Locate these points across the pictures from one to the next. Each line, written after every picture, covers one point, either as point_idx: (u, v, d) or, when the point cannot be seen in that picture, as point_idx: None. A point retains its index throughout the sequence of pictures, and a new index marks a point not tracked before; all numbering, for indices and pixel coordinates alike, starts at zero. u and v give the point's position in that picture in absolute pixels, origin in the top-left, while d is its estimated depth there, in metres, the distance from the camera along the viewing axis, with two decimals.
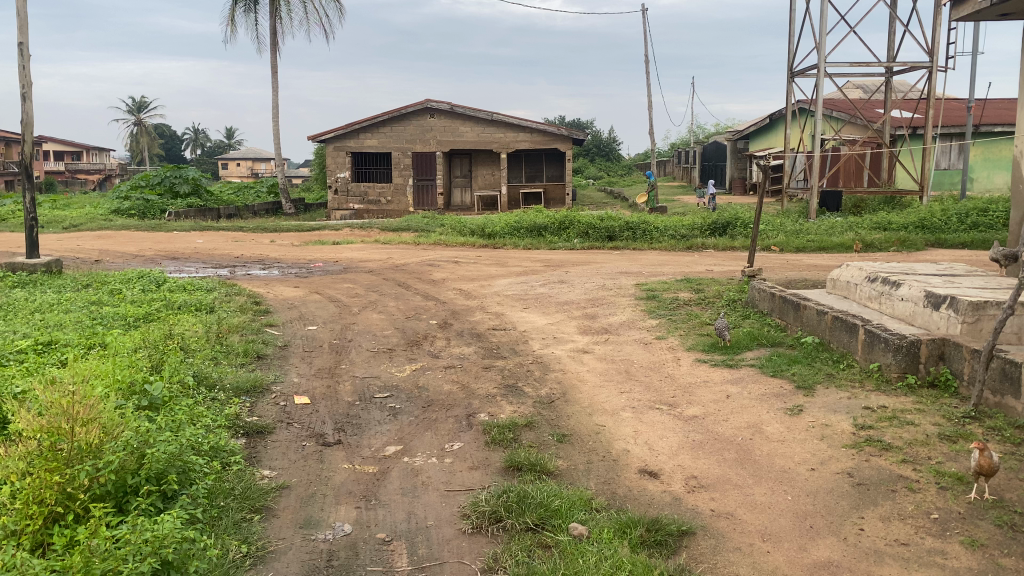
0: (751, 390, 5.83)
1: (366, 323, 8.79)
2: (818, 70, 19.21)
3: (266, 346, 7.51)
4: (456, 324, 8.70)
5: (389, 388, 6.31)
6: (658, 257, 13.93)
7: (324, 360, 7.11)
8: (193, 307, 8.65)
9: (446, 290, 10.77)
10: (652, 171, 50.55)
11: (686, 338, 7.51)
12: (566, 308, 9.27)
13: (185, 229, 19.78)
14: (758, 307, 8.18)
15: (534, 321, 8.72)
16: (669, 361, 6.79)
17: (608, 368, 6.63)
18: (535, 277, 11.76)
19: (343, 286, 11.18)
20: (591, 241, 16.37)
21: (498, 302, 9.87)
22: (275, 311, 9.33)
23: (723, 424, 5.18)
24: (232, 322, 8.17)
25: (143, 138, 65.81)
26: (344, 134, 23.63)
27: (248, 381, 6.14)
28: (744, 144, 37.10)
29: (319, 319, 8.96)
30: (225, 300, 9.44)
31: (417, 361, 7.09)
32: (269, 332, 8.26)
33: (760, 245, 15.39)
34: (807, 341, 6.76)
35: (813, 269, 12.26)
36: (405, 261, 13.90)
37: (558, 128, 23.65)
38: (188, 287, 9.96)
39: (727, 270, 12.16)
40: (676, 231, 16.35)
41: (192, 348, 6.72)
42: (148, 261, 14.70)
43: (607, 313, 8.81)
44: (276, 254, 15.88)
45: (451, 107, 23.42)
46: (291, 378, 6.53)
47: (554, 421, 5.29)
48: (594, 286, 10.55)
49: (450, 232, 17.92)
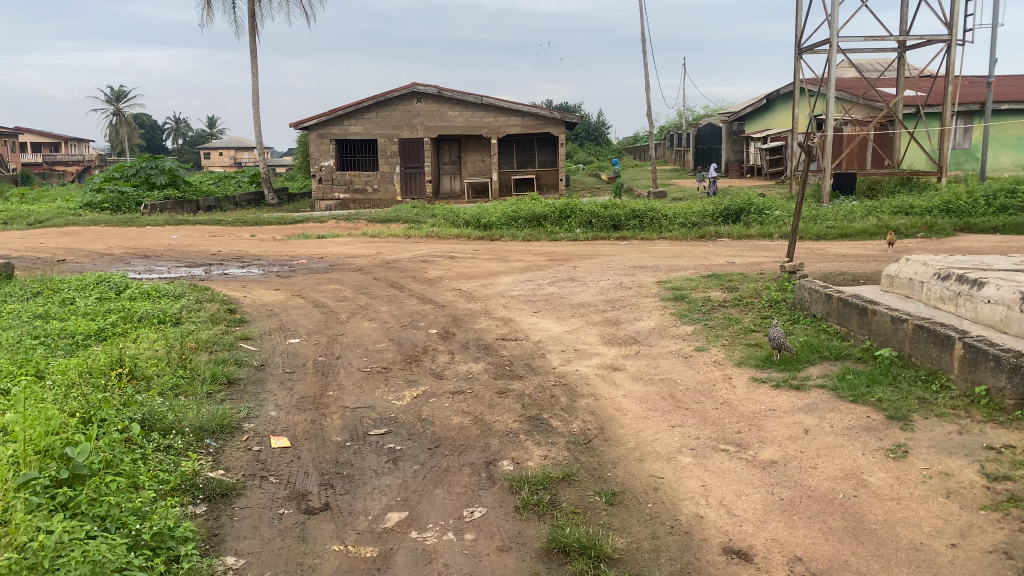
0: (832, 422, 4.76)
1: (356, 333, 7.65)
2: (830, 45, 18.13)
3: (239, 368, 6.38)
4: (459, 334, 7.57)
5: (386, 423, 5.20)
6: (670, 248, 12.84)
7: (307, 385, 5.98)
8: (155, 319, 7.50)
9: (445, 292, 9.63)
10: (618, 159, 46.53)
11: (733, 350, 6.43)
12: (582, 312, 8.15)
13: (161, 224, 18.56)
14: (809, 311, 7.10)
15: (549, 329, 7.60)
16: (720, 381, 5.71)
17: (648, 392, 5.54)
18: (541, 274, 10.62)
19: (328, 288, 10.04)
20: (595, 231, 15.25)
21: (504, 306, 8.74)
22: (252, 322, 8.17)
23: (812, 474, 4.10)
24: (199, 338, 7.03)
25: (123, 128, 64.29)
26: (328, 120, 22.30)
27: (214, 419, 5.03)
28: (740, 125, 35.67)
29: (302, 330, 7.82)
30: (194, 307, 8.28)
31: (418, 384, 5.97)
32: (243, 347, 7.14)
33: (778, 232, 14.31)
34: (882, 355, 5.68)
35: (846, 261, 11.17)
36: (396, 257, 12.74)
37: (552, 111, 22.49)
38: (153, 293, 8.78)
39: (750, 263, 11.09)
40: (687, 218, 15.20)
41: (148, 375, 5.60)
42: (117, 261, 13.48)
43: (631, 318, 7.71)
44: (256, 251, 14.68)
45: (439, 90, 22.20)
46: (267, 411, 5.41)
47: (597, 473, 4.21)
48: (610, 284, 9.43)
49: (443, 224, 16.75)
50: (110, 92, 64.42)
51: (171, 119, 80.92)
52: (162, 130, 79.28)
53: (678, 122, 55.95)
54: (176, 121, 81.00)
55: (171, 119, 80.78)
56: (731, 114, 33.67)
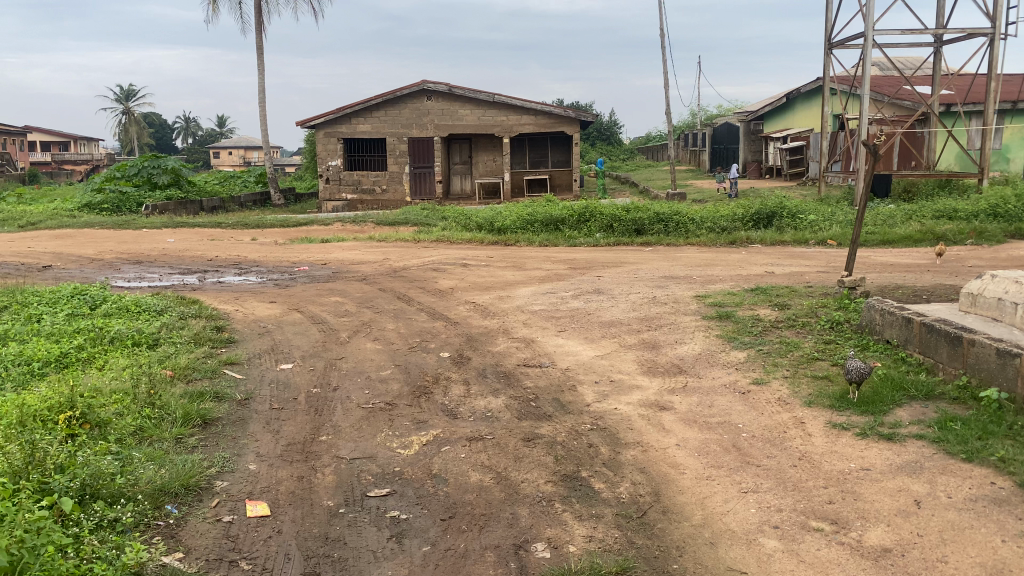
0: (949, 490, 3.79)
1: (358, 356, 6.72)
2: (865, 39, 17.12)
3: (218, 404, 5.45)
4: (475, 359, 6.61)
5: (388, 482, 4.26)
6: (700, 256, 11.86)
7: (296, 426, 5.05)
8: (128, 341, 6.57)
9: (458, 305, 8.70)
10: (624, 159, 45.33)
11: (799, 386, 5.47)
12: (614, 332, 7.17)
13: (158, 226, 17.69)
14: (882, 336, 6.13)
15: (577, 353, 6.62)
16: (791, 428, 4.75)
17: (707, 441, 4.58)
18: (562, 285, 9.66)
19: (329, 300, 9.11)
20: (616, 236, 14.25)
21: (523, 323, 7.78)
22: (242, 342, 7.24)
23: (942, 573, 3.14)
24: (177, 366, 6.10)
25: (133, 128, 63.66)
26: (335, 118, 21.42)
27: (178, 477, 4.10)
28: (759, 125, 34.61)
29: (297, 352, 6.90)
30: (177, 325, 7.36)
31: (428, 426, 5.02)
32: (227, 375, 6.21)
33: (814, 238, 13.34)
34: (988, 398, 4.70)
35: (898, 271, 10.14)
36: (404, 264, 11.80)
37: (567, 109, 21.52)
38: (133, 307, 7.86)
39: (791, 273, 10.09)
40: (715, 223, 14.19)
41: (105, 415, 4.68)
42: (107, 268, 12.59)
43: (671, 341, 6.73)
44: (255, 256, 13.77)
45: (449, 88, 21.26)
46: (245, 464, 4.48)
47: (660, 565, 3.27)
48: (641, 299, 8.45)
49: (454, 227, 15.79)
50: (119, 91, 63.80)
51: (181, 118, 80.40)
52: (173, 129, 78.85)
53: (693, 122, 54.85)
54: (187, 120, 80.45)
55: (181, 118, 80.21)
56: (750, 113, 32.67)
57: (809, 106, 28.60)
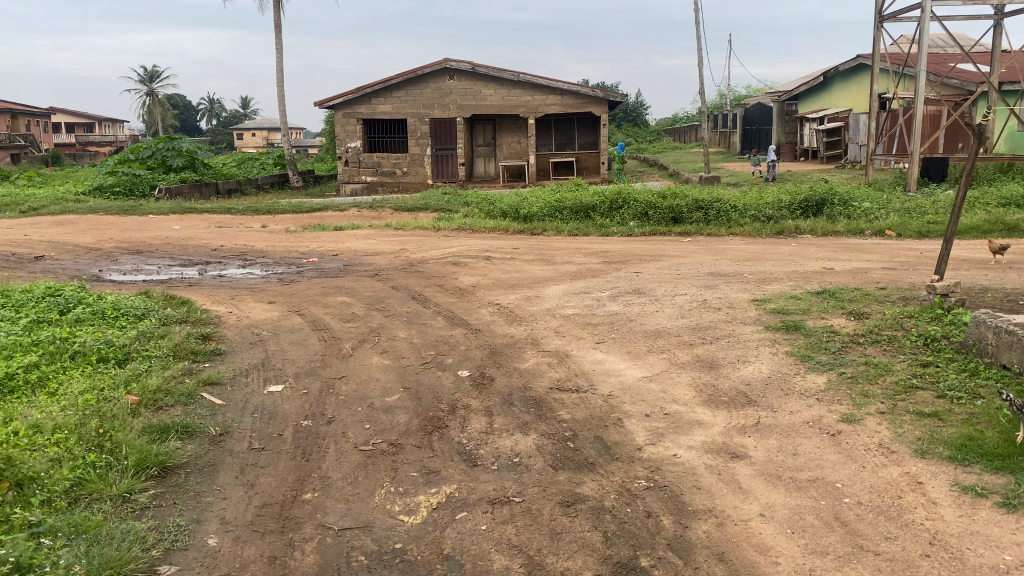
0: None
1: (362, 375, 5.71)
2: (922, 11, 15.76)
3: (185, 443, 4.47)
4: (498, 380, 5.57)
5: (386, 566, 3.26)
6: (748, 249, 10.74)
7: (276, 478, 4.05)
8: (92, 357, 5.62)
9: (480, 308, 7.67)
10: (652, 142, 43.96)
11: (905, 427, 4.38)
12: (662, 346, 6.10)
13: (165, 211, 16.78)
14: (997, 359, 5.01)
15: (620, 373, 5.56)
16: (906, 492, 3.68)
17: (799, 512, 3.55)
18: (596, 284, 8.59)
19: (336, 300, 8.12)
20: (651, 224, 13.15)
21: (554, 332, 6.73)
22: (229, 354, 6.25)
23: None
24: (145, 392, 5.14)
25: (157, 109, 63.16)
26: (353, 98, 20.40)
27: (107, 565, 3.12)
28: (794, 104, 33.13)
29: (291, 368, 5.90)
30: (155, 335, 6.39)
31: (441, 479, 4.00)
32: (204, 400, 5.22)
33: (870, 228, 12.15)
34: None
35: (978, 268, 8.95)
36: (420, 257, 10.79)
37: (596, 88, 20.30)
38: (110, 310, 6.90)
39: (855, 271, 8.95)
40: (760, 210, 12.99)
41: (32, 467, 3.71)
42: (103, 259, 11.70)
43: (732, 360, 5.66)
44: (263, 245, 12.81)
45: (472, 66, 20.14)
46: (203, 536, 3.49)
47: None
48: (690, 302, 7.36)
49: (476, 215, 14.72)
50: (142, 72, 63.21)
51: (205, 100, 79.98)
52: (197, 110, 78.32)
53: (723, 102, 53.28)
54: (211, 102, 80.01)
55: (206, 99, 79.77)
56: (784, 92, 31.21)
57: (848, 85, 27.12)
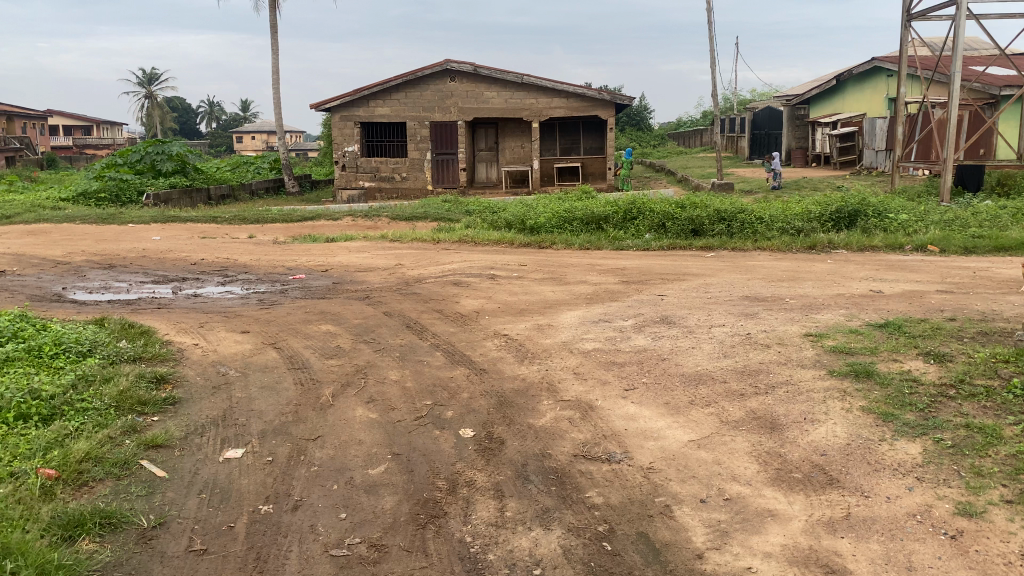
0: None
1: (341, 434, 4.64)
2: (957, 9, 14.73)
3: (102, 545, 3.40)
4: (509, 443, 4.51)
5: None
6: (781, 267, 9.68)
7: None
8: (9, 415, 4.54)
9: (484, 340, 6.61)
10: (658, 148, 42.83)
11: None
12: (707, 397, 5.04)
13: (147, 220, 15.75)
14: None
15: (661, 436, 4.50)
16: None
17: None
18: (617, 310, 7.52)
19: (321, 329, 7.06)
20: (669, 237, 12.09)
21: (575, 375, 5.66)
22: (185, 405, 5.18)
23: None
24: (68, 463, 4.07)
25: (155, 112, 62.15)
26: (350, 100, 19.37)
27: None
28: (803, 108, 32.04)
29: (256, 425, 4.82)
30: (95, 380, 5.31)
31: None
32: (142, 472, 4.15)
33: (910, 243, 11.12)
34: None
35: None
36: (418, 275, 9.72)
37: (603, 91, 19.26)
38: (48, 346, 5.82)
39: (909, 295, 7.87)
40: (788, 223, 11.93)
41: None
42: (70, 274, 10.65)
43: (797, 420, 4.59)
44: (248, 259, 11.77)
45: (474, 68, 19.12)
46: None
47: None
48: (732, 336, 6.28)
49: (479, 225, 13.66)
50: (140, 75, 62.36)
51: (205, 103, 79.36)
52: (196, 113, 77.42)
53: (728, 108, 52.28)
54: (211, 105, 79.17)
55: (206, 102, 78.90)
56: (794, 97, 30.12)
57: (863, 90, 26.06)
